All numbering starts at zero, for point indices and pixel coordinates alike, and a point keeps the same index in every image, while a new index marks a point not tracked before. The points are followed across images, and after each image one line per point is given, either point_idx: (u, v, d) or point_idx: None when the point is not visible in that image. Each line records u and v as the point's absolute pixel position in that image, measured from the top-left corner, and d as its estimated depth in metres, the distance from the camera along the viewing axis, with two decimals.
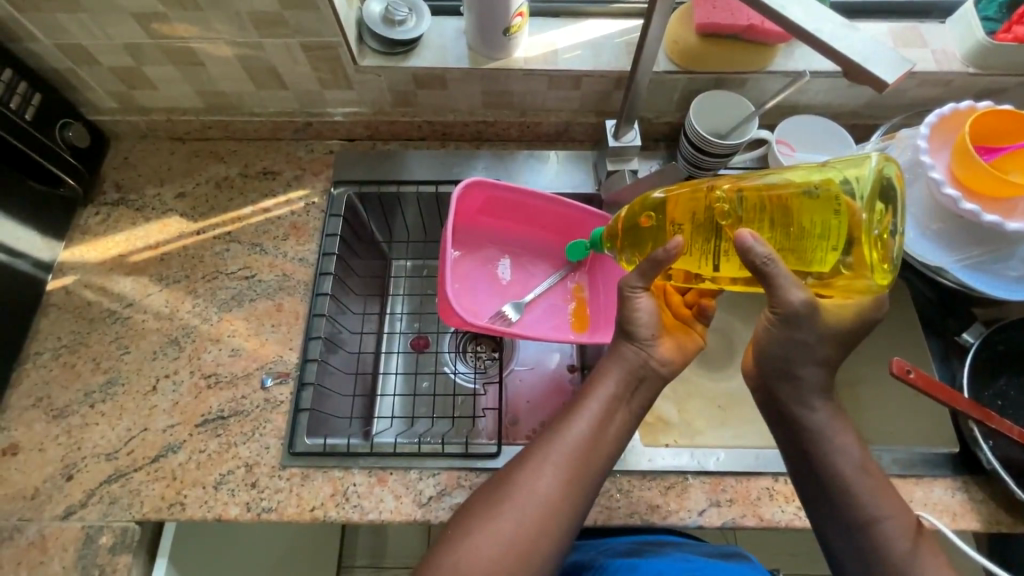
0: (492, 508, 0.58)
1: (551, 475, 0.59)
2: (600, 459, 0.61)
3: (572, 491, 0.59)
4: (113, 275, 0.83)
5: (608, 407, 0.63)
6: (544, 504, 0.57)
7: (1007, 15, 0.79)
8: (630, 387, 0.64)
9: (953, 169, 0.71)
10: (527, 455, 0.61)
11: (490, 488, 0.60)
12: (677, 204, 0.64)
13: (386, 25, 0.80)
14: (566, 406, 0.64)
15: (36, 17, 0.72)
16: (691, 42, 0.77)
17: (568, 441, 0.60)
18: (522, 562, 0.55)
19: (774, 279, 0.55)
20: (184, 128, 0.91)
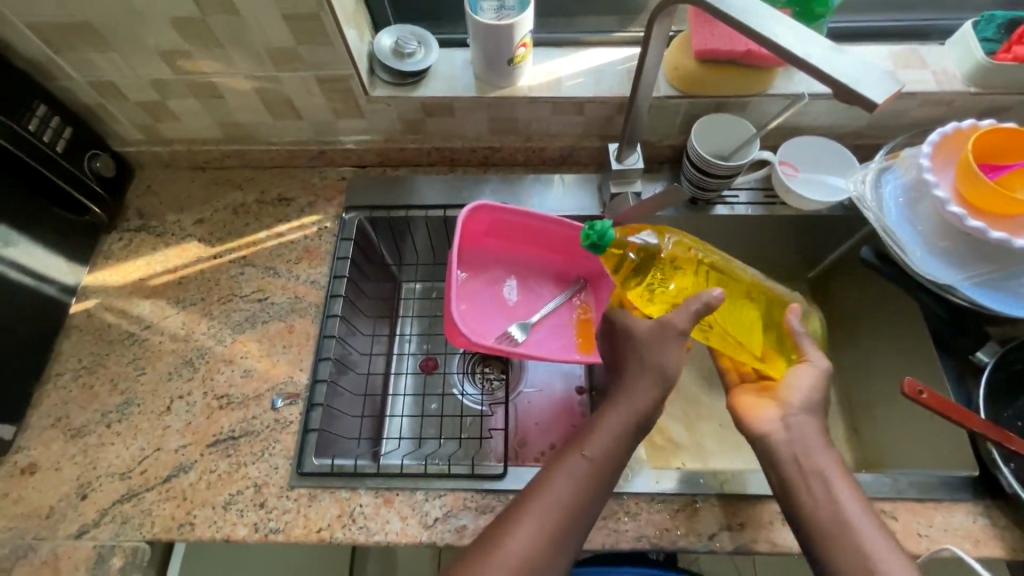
0: (483, 558, 0.57)
1: (543, 530, 0.58)
2: (587, 517, 0.60)
3: (556, 552, 0.57)
4: (133, 298, 0.86)
5: (600, 460, 0.62)
6: (527, 566, 0.56)
7: (1006, 35, 0.80)
8: (624, 435, 0.63)
9: (958, 187, 0.71)
10: (515, 511, 0.59)
11: (478, 542, 0.59)
12: (683, 260, 0.75)
13: (396, 57, 0.84)
14: (556, 458, 0.63)
15: (70, 56, 0.77)
16: (691, 67, 0.79)
17: (562, 493, 0.60)
18: None
19: (804, 338, 0.68)
20: (204, 157, 0.95)
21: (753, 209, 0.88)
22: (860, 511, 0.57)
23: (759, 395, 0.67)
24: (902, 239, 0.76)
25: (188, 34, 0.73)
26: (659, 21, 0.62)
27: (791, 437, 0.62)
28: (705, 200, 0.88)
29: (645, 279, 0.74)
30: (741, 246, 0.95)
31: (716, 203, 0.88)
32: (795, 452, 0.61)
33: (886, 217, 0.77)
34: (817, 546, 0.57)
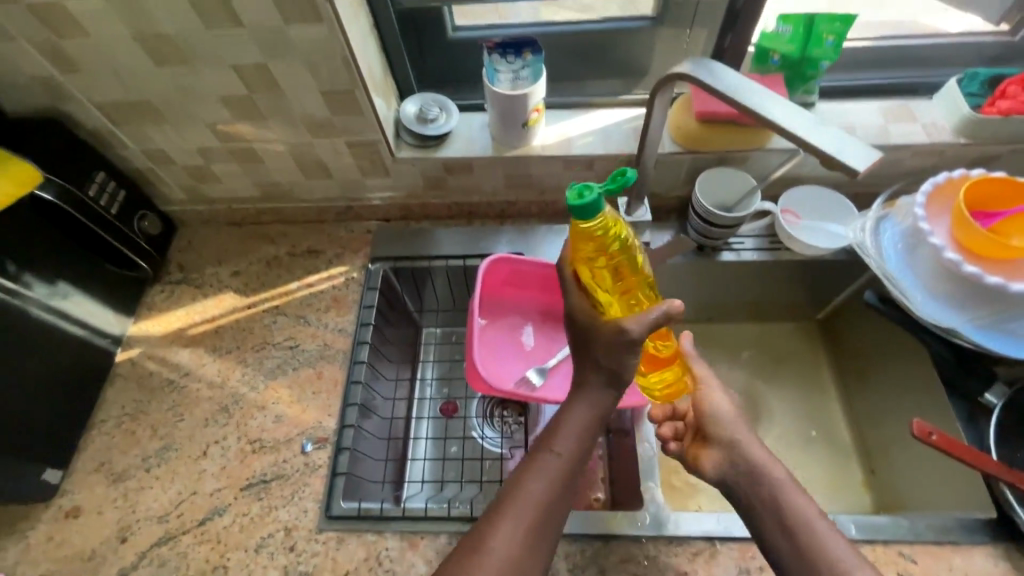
0: (465, 563, 0.57)
1: (522, 529, 0.59)
2: (560, 515, 0.61)
3: (533, 552, 0.59)
4: (173, 347, 0.92)
5: (569, 456, 0.63)
6: (509, 565, 0.57)
7: (990, 90, 0.85)
8: (591, 429, 0.64)
9: (954, 235, 0.75)
10: (492, 516, 0.60)
11: (456, 550, 0.59)
12: (627, 258, 0.59)
13: (419, 122, 0.91)
14: (528, 459, 0.64)
15: (128, 128, 0.85)
16: (692, 126, 0.85)
17: (537, 491, 0.61)
18: None
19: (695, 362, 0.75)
20: (242, 214, 1.03)
21: (759, 255, 0.92)
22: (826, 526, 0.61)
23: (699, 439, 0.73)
24: (903, 283, 0.79)
25: (235, 108, 0.81)
26: (661, 93, 0.68)
27: (737, 475, 0.67)
28: (711, 247, 0.92)
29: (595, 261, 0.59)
30: (748, 288, 0.99)
31: (723, 249, 0.93)
32: (746, 487, 0.66)
33: (886, 263, 0.81)
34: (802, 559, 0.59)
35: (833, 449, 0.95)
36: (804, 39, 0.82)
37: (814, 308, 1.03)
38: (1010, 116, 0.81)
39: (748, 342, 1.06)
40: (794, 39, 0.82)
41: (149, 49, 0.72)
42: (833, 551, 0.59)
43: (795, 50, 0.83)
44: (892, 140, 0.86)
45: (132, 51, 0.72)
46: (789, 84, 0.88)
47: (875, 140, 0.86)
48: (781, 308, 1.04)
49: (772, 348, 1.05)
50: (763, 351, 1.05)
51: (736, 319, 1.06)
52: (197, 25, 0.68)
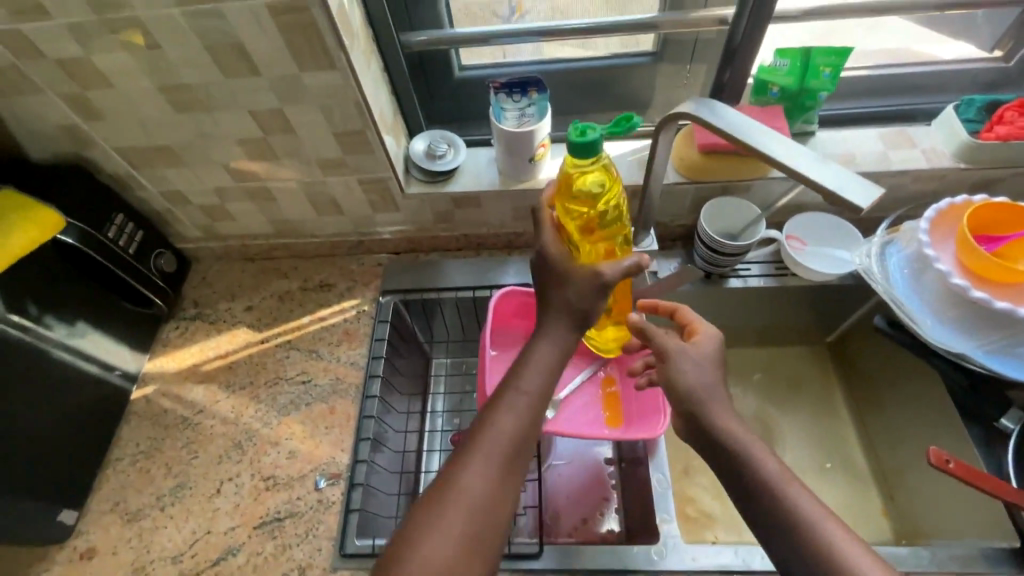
0: (438, 504, 0.55)
1: (494, 467, 0.58)
2: (529, 453, 0.60)
3: (505, 488, 0.57)
4: (187, 383, 0.93)
5: (536, 393, 0.63)
6: (484, 501, 0.56)
7: (987, 116, 0.87)
8: (555, 368, 0.65)
9: (960, 260, 0.75)
10: (461, 456, 0.58)
11: (424, 493, 0.57)
12: (609, 207, 0.69)
13: (428, 159, 0.93)
14: (494, 399, 0.63)
15: (147, 171, 0.88)
16: (693, 158, 0.87)
17: (506, 428, 0.60)
18: (473, 557, 0.53)
19: (651, 330, 0.71)
20: (255, 250, 1.05)
21: (766, 281, 0.93)
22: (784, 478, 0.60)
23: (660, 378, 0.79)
24: (914, 310, 0.79)
25: (251, 150, 0.84)
26: (665, 130, 0.69)
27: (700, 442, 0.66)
28: (718, 275, 0.94)
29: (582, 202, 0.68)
30: (756, 314, 0.99)
31: (730, 276, 0.94)
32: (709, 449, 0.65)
33: (892, 288, 0.81)
34: (766, 516, 0.58)
35: (849, 475, 0.95)
36: (801, 71, 0.84)
37: (824, 332, 1.04)
38: (1009, 140, 0.83)
39: (758, 367, 1.06)
40: (792, 72, 0.84)
41: (170, 99, 0.75)
42: (793, 502, 0.58)
43: (793, 82, 0.85)
44: (892, 166, 0.88)
45: (153, 99, 0.75)
46: (789, 115, 0.90)
47: (876, 167, 0.88)
48: (790, 332, 1.04)
49: (782, 373, 1.05)
50: (773, 376, 1.05)
51: (745, 344, 1.06)
52: (216, 75, 0.71)
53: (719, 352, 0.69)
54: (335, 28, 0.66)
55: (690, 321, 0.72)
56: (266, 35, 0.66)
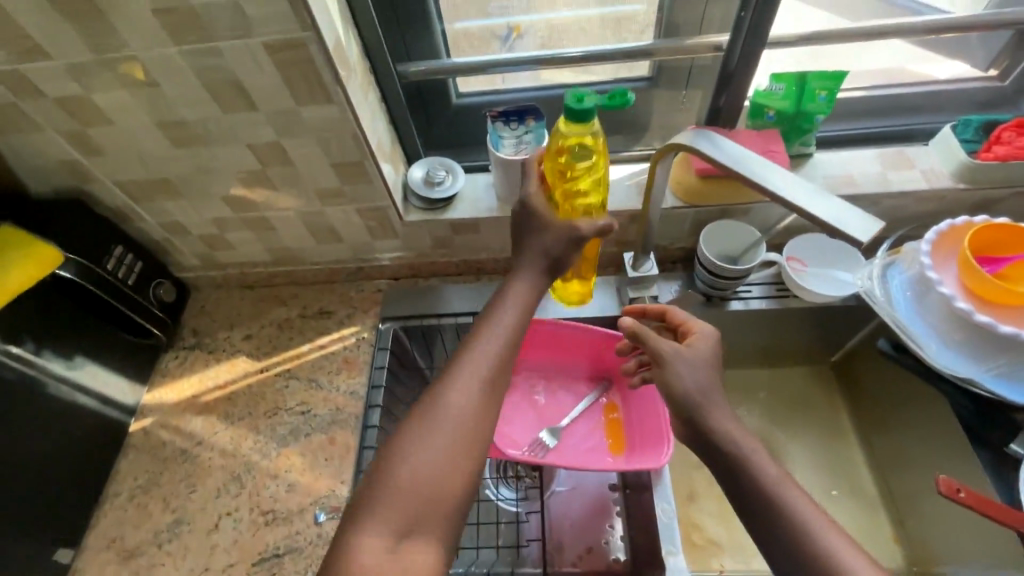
0: (420, 426, 0.58)
1: (473, 389, 0.59)
2: (511, 375, 0.62)
3: (486, 408, 0.59)
4: (186, 414, 0.92)
5: (514, 322, 0.65)
6: (464, 421, 0.58)
7: (984, 136, 0.87)
8: (531, 304, 0.67)
9: (963, 281, 0.75)
10: (443, 379, 0.60)
11: (410, 415, 0.59)
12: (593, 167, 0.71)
13: (426, 186, 0.93)
14: (473, 330, 0.65)
15: (147, 203, 0.88)
16: (692, 182, 0.87)
17: (484, 355, 0.62)
18: (455, 472, 0.56)
19: (647, 334, 0.70)
20: (254, 278, 1.05)
21: (768, 303, 0.93)
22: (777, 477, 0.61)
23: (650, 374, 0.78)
24: (918, 334, 0.78)
25: (250, 182, 0.84)
26: (663, 160, 0.69)
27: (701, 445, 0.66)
28: (719, 297, 0.93)
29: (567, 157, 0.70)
30: (759, 335, 0.98)
31: (732, 298, 0.93)
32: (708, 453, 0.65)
33: (897, 313, 0.80)
34: (764, 518, 0.59)
35: (856, 496, 0.95)
36: (797, 94, 0.85)
37: (828, 351, 1.03)
38: (1008, 160, 0.83)
39: (763, 388, 1.04)
40: (788, 96, 0.85)
41: (169, 134, 0.75)
42: (786, 499, 0.59)
43: (789, 105, 0.85)
44: (890, 187, 0.88)
45: (153, 134, 0.75)
46: (787, 138, 0.90)
47: (875, 189, 0.88)
48: (794, 352, 1.03)
49: (786, 394, 1.04)
50: (777, 397, 1.04)
51: (749, 365, 1.05)
52: (215, 110, 0.72)
53: (713, 353, 0.70)
54: (332, 65, 0.67)
55: (685, 320, 0.74)
56: (263, 72, 0.66)
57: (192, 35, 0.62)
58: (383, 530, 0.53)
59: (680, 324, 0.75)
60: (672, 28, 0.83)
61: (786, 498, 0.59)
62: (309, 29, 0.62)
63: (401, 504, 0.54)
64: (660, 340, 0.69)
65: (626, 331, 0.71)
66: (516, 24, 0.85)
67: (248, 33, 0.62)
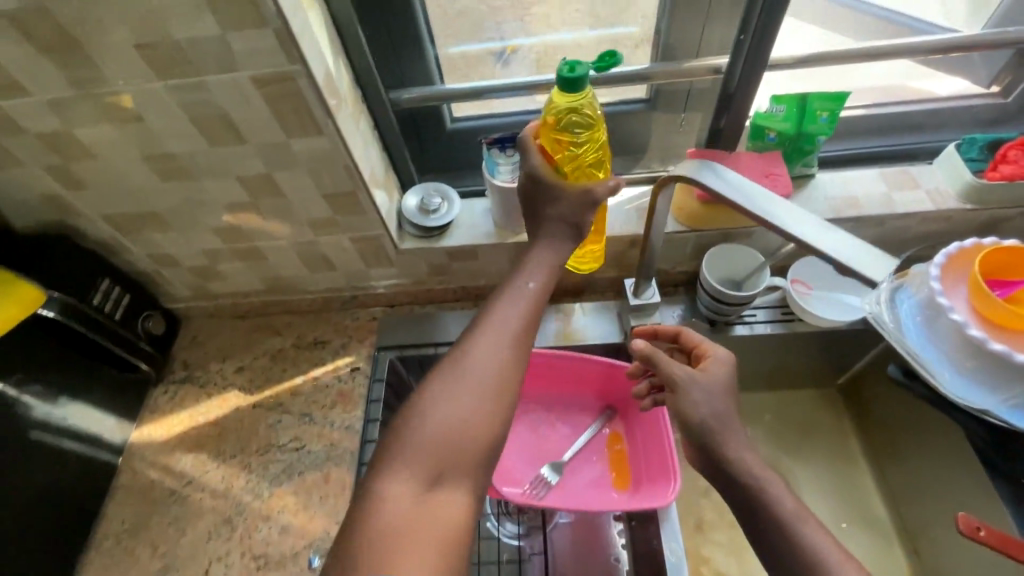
0: (446, 378, 0.60)
1: (496, 344, 0.62)
2: (532, 333, 0.65)
3: (509, 362, 0.62)
4: (175, 452, 0.90)
5: (541, 286, 0.67)
6: (488, 372, 0.61)
7: (990, 155, 0.85)
8: (553, 269, 0.69)
9: (974, 307, 0.73)
10: (470, 334, 0.63)
11: (437, 368, 0.62)
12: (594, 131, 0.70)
13: (421, 214, 0.91)
14: (496, 293, 0.67)
15: (133, 236, 0.85)
16: (693, 206, 0.85)
17: (507, 313, 0.64)
18: (478, 420, 0.59)
19: (660, 357, 0.68)
20: (245, 307, 1.01)
21: (772, 327, 0.90)
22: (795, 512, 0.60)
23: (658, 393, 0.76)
24: (929, 362, 0.76)
25: (239, 214, 0.82)
26: (665, 189, 0.67)
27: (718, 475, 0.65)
28: (723, 322, 0.91)
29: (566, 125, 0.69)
30: (763, 360, 0.96)
31: (736, 323, 0.91)
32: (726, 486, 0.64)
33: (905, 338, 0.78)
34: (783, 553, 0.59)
35: (863, 522, 0.93)
36: (799, 116, 0.83)
37: (835, 374, 1.00)
38: (1015, 180, 0.81)
39: (769, 413, 1.02)
40: (789, 117, 0.83)
41: (155, 168, 0.73)
42: (803, 536, 0.58)
43: (791, 127, 0.84)
44: (896, 209, 0.86)
45: (139, 168, 0.73)
46: (788, 159, 0.88)
47: (880, 210, 0.86)
48: (801, 375, 1.01)
49: (793, 418, 1.02)
50: (784, 421, 1.01)
51: (755, 389, 1.03)
52: (202, 144, 0.69)
53: (729, 377, 0.67)
54: (323, 97, 0.65)
55: (699, 342, 0.72)
56: (251, 106, 0.64)
57: (176, 70, 0.60)
58: (412, 471, 0.56)
59: (694, 346, 0.73)
60: (671, 51, 0.81)
61: (804, 532, 0.58)
62: (297, 63, 0.60)
63: (432, 450, 0.57)
64: (673, 364, 0.67)
65: (636, 353, 0.69)
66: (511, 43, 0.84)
67: (234, 69, 0.60)
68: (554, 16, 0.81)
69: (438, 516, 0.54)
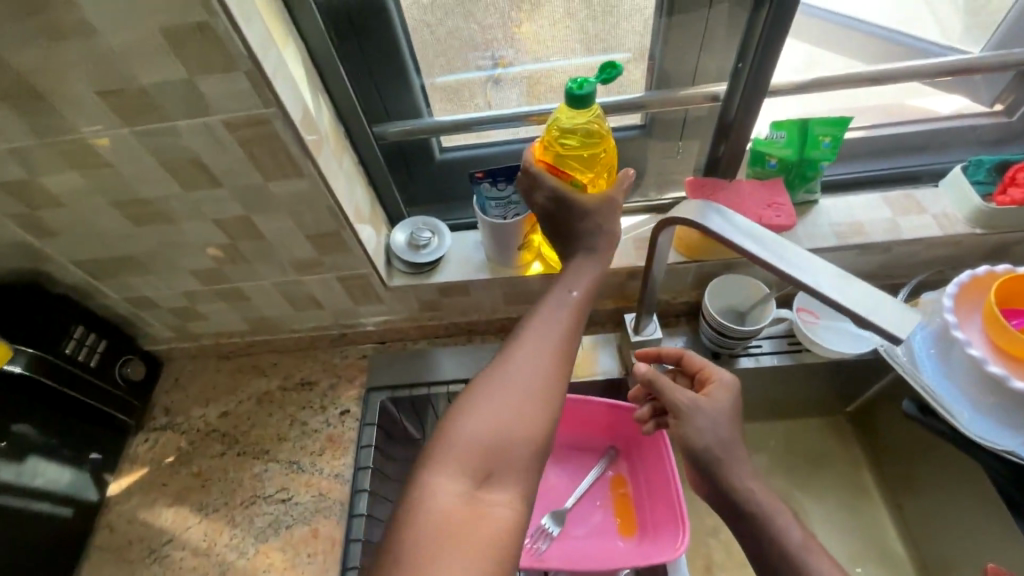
0: (485, 386, 0.56)
1: (539, 353, 0.57)
2: (576, 344, 0.60)
3: (552, 373, 0.57)
4: (156, 506, 0.86)
5: (585, 293, 0.62)
6: (530, 381, 0.56)
7: (998, 177, 0.82)
8: (598, 279, 0.64)
9: (990, 338, 0.69)
10: (511, 342, 0.59)
11: (477, 378, 0.58)
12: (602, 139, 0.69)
13: (411, 250, 0.87)
14: (539, 299, 0.63)
15: (108, 280, 0.81)
16: (692, 236, 0.82)
17: (550, 320, 0.60)
18: (517, 433, 0.54)
19: (661, 382, 0.64)
20: (229, 347, 0.97)
21: (778, 359, 0.87)
22: (811, 554, 0.57)
23: (658, 420, 0.70)
24: (945, 399, 0.73)
25: (218, 256, 0.78)
26: (663, 232, 0.62)
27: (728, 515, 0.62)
28: (728, 354, 0.87)
29: (573, 136, 0.68)
30: (769, 391, 0.93)
31: (741, 355, 0.87)
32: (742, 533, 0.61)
33: (920, 372, 0.75)
34: None
35: (877, 560, 0.89)
36: (799, 141, 0.80)
37: (844, 402, 0.96)
38: None
39: (778, 444, 0.98)
40: (790, 143, 0.80)
41: (126, 213, 0.69)
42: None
43: (792, 153, 0.80)
44: (903, 235, 0.83)
45: (110, 214, 0.69)
46: (789, 186, 0.85)
47: (886, 237, 0.83)
48: (808, 405, 0.97)
49: (802, 449, 0.97)
50: (793, 453, 0.97)
51: (762, 419, 0.99)
52: (174, 188, 0.66)
53: (734, 403, 0.64)
54: (302, 139, 0.61)
55: (701, 365, 0.68)
56: (225, 149, 0.61)
57: (144, 115, 0.57)
58: (453, 483, 0.51)
59: (697, 370, 0.69)
60: (665, 79, 0.78)
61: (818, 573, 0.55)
62: (272, 105, 0.57)
63: (468, 462, 0.52)
64: (676, 390, 0.64)
65: (636, 374, 0.66)
66: (502, 58, 0.77)
67: (205, 112, 0.57)
68: (545, 31, 0.74)
69: (478, 531, 0.49)
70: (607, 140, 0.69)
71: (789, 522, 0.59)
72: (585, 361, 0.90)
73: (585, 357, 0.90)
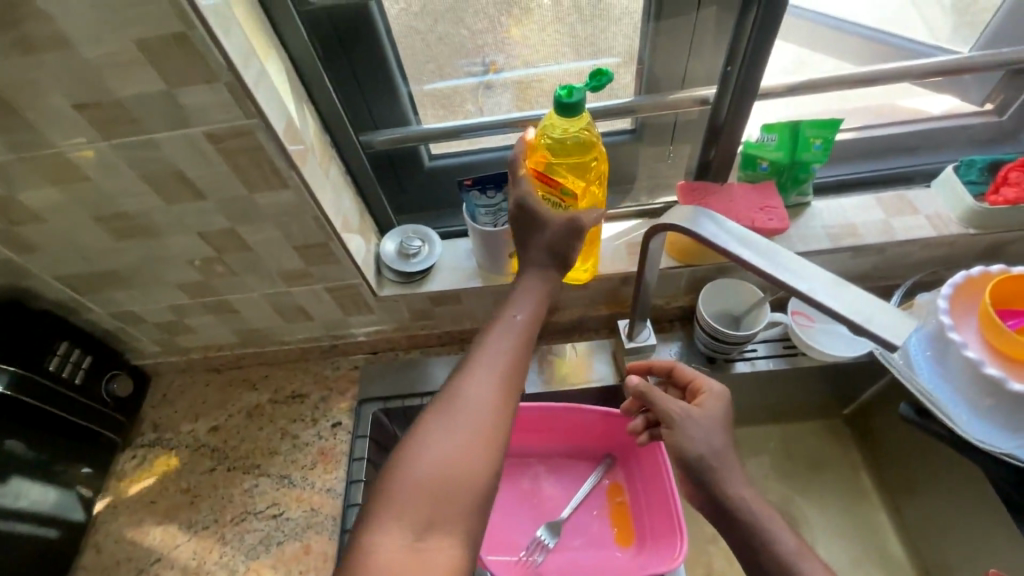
0: (430, 420, 0.54)
1: (485, 384, 0.55)
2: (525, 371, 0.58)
3: (498, 405, 0.55)
4: (144, 524, 0.84)
5: (529, 317, 0.61)
6: (476, 415, 0.54)
7: (990, 177, 0.82)
8: (544, 301, 0.62)
9: (987, 340, 0.69)
10: (456, 373, 0.57)
11: (424, 412, 0.55)
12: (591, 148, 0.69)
13: (401, 259, 0.86)
14: (485, 325, 0.60)
15: (92, 295, 0.80)
16: (685, 241, 0.81)
17: (496, 348, 0.58)
18: (463, 469, 0.52)
19: (654, 395, 0.64)
20: (218, 361, 0.95)
21: (774, 363, 0.86)
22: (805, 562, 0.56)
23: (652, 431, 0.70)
24: (942, 401, 0.72)
25: (205, 269, 0.76)
26: (654, 239, 0.62)
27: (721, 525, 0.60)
28: (723, 359, 0.86)
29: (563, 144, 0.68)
30: (766, 395, 0.92)
31: (737, 359, 0.87)
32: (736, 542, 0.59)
33: (918, 376, 0.74)
34: None
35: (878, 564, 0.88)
36: (791, 144, 0.80)
37: (841, 404, 0.96)
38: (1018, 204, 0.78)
39: (776, 448, 0.97)
40: (781, 146, 0.80)
41: (108, 227, 0.68)
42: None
43: (784, 156, 0.80)
44: (896, 236, 0.82)
45: (91, 228, 0.68)
46: (782, 189, 0.85)
47: (880, 239, 0.82)
48: (805, 409, 0.96)
49: (801, 453, 0.96)
50: (791, 457, 0.96)
51: (759, 423, 0.98)
52: (157, 202, 0.65)
53: (726, 413, 0.63)
54: (286, 150, 0.60)
55: (692, 376, 0.67)
56: (208, 162, 0.60)
57: (123, 128, 0.56)
58: (400, 527, 0.49)
59: (688, 381, 0.68)
60: (655, 83, 0.77)
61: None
62: (255, 116, 0.56)
63: (414, 501, 0.50)
64: (669, 401, 0.63)
65: (628, 388, 0.65)
66: (492, 63, 0.76)
67: (186, 124, 0.56)
68: (533, 36, 0.73)
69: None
70: (597, 147, 0.70)
71: (782, 531, 0.57)
72: (580, 368, 0.89)
73: (579, 364, 0.89)
